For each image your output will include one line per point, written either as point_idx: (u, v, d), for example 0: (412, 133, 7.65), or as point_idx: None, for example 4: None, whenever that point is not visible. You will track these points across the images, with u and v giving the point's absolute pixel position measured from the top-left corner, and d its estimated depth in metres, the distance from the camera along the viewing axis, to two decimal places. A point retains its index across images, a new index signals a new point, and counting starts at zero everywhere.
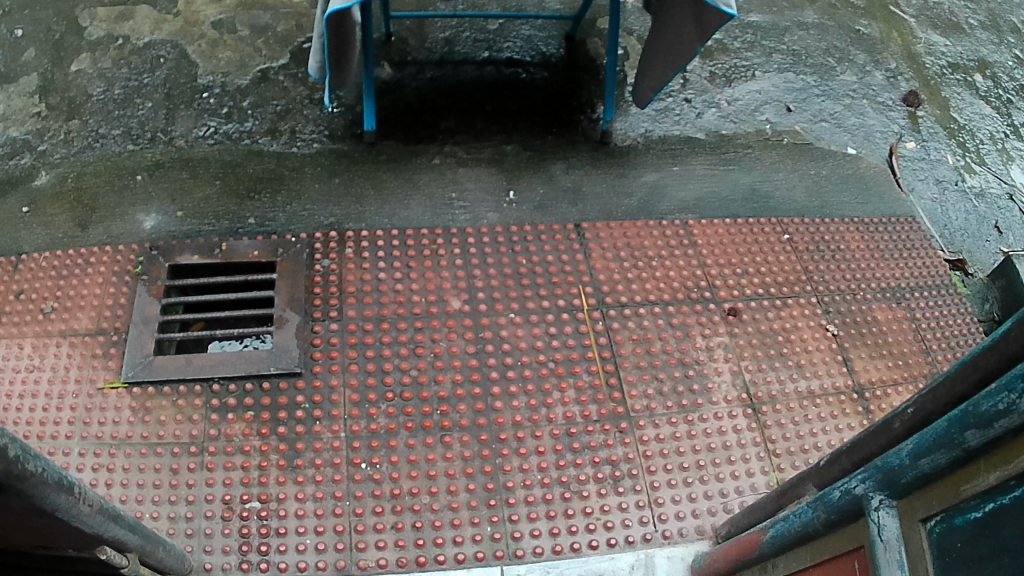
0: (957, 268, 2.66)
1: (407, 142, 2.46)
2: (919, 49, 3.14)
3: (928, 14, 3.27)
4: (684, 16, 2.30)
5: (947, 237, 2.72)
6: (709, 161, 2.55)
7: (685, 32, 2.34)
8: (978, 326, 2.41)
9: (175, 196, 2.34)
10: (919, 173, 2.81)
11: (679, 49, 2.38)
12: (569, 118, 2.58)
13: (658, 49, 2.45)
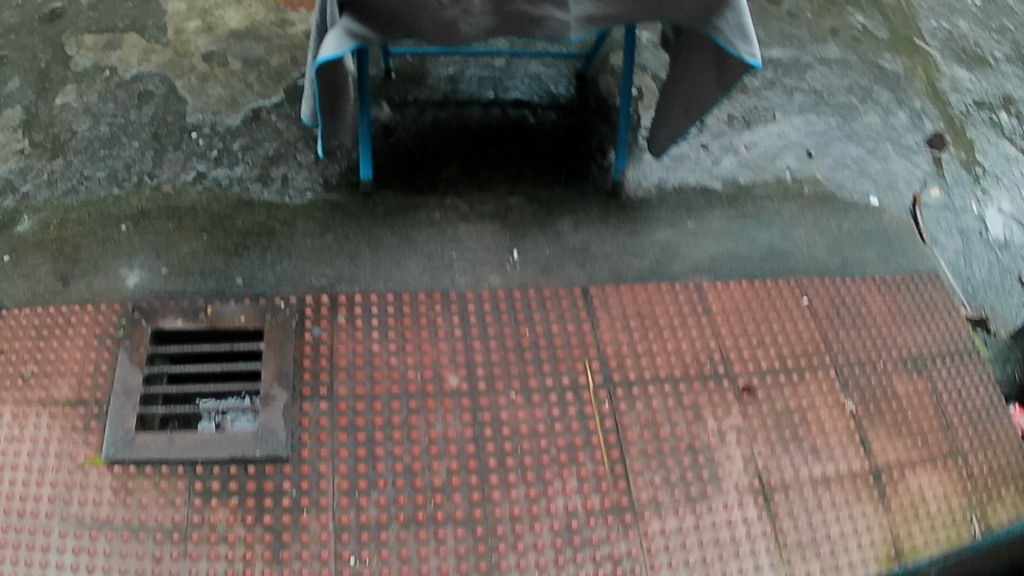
0: (978, 325, 2.54)
1: (407, 192, 2.34)
2: (943, 86, 2.99)
3: (948, 47, 3.09)
4: (704, 63, 2.17)
5: (971, 291, 2.60)
6: (726, 215, 2.44)
7: (705, 80, 2.20)
8: (1000, 394, 2.30)
9: (160, 250, 2.23)
10: (941, 224, 2.69)
11: (699, 98, 2.24)
12: (578, 165, 2.47)
13: (676, 97, 2.31)
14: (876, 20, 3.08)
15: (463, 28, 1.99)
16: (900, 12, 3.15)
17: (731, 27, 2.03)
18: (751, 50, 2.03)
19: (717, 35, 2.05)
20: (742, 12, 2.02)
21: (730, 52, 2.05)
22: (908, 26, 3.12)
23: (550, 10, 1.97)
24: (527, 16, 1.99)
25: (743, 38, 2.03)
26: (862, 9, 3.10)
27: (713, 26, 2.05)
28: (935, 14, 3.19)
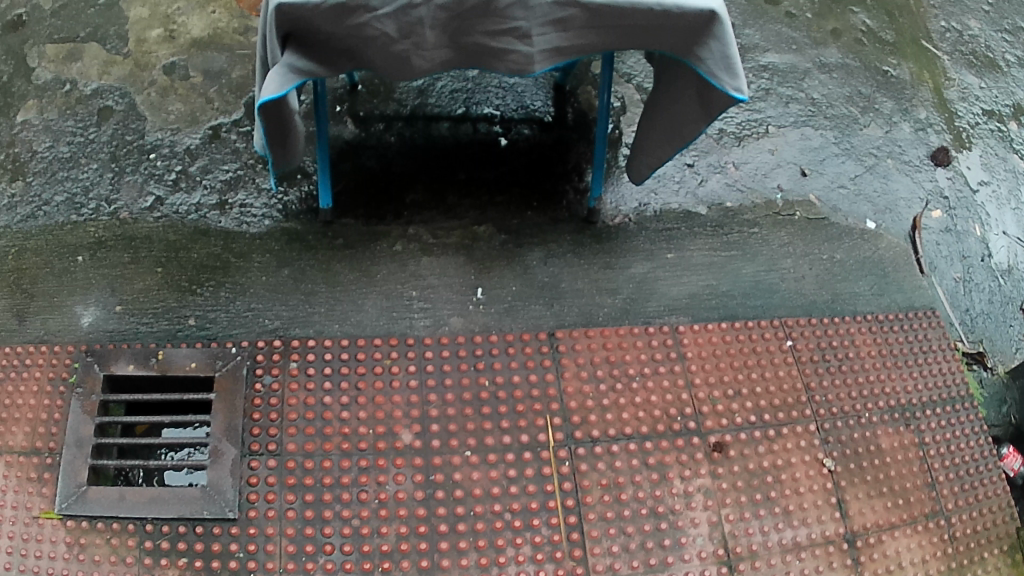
0: (975, 360, 2.48)
1: (368, 220, 2.19)
2: (952, 94, 2.86)
3: (967, 50, 2.97)
4: (685, 92, 1.99)
5: (970, 324, 2.53)
6: (710, 245, 2.27)
7: (686, 110, 2.02)
8: (989, 438, 2.25)
9: (115, 284, 2.15)
10: (943, 250, 2.59)
11: (681, 128, 2.06)
12: (552, 188, 2.29)
13: (656, 123, 2.12)
14: (881, 21, 2.91)
15: (416, 62, 1.85)
16: (907, 11, 2.98)
17: (715, 58, 1.86)
18: (736, 84, 1.87)
19: (700, 66, 1.88)
20: (727, 42, 1.84)
21: (714, 85, 1.89)
22: (915, 27, 2.96)
23: (511, 42, 1.82)
24: (486, 48, 1.85)
25: (728, 71, 1.87)
26: (867, 8, 2.91)
27: (696, 55, 1.88)
28: (945, 13, 3.03)
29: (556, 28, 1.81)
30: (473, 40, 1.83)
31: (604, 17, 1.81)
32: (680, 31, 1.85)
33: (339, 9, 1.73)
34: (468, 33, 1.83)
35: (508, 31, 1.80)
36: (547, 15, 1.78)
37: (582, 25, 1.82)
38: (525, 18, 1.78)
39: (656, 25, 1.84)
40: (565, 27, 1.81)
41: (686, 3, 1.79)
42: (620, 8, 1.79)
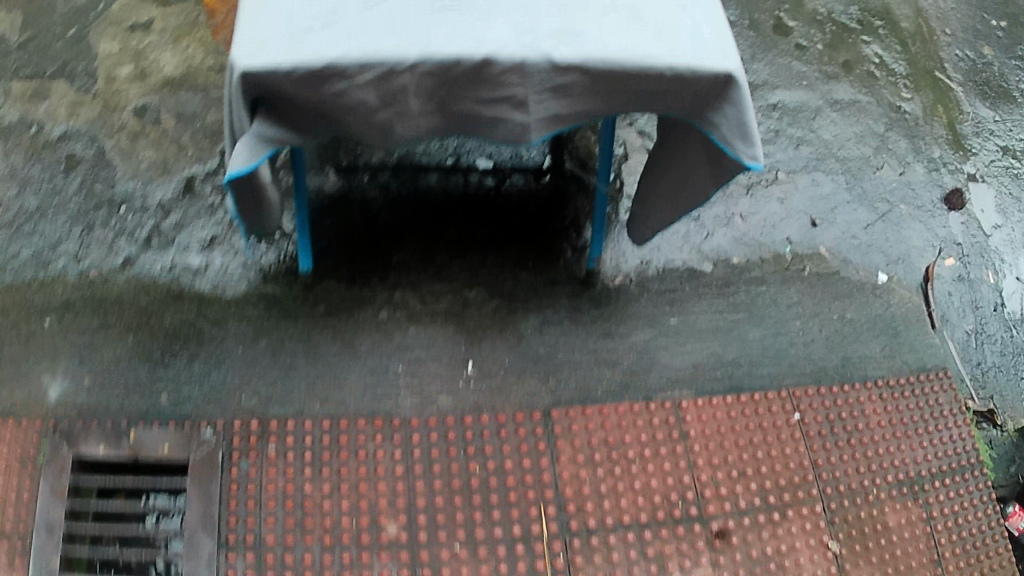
0: (984, 419, 2.40)
1: (352, 284, 2.06)
2: (966, 129, 2.74)
3: (981, 82, 2.85)
4: (695, 156, 1.84)
5: (980, 378, 2.43)
6: (715, 308, 2.15)
7: (695, 174, 1.88)
8: (998, 505, 2.17)
9: (85, 354, 2.04)
10: (955, 301, 2.50)
11: (689, 192, 1.92)
12: (548, 244, 2.15)
13: (661, 185, 1.98)
14: (894, 51, 2.77)
15: (400, 129, 1.69)
16: (921, 39, 2.84)
17: (729, 125, 1.72)
18: (752, 153, 1.72)
19: (713, 132, 1.74)
20: (744, 108, 1.69)
21: (727, 152, 1.75)
22: (929, 56, 2.82)
23: (506, 109, 1.66)
24: (476, 115, 1.69)
25: (744, 138, 1.72)
26: (879, 36, 2.77)
27: (709, 120, 1.74)
28: (959, 40, 2.90)
29: (555, 94, 1.65)
30: (463, 107, 1.67)
31: (608, 82, 1.65)
32: (691, 95, 1.71)
33: (314, 76, 1.57)
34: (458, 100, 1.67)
35: (502, 99, 1.64)
36: (545, 82, 1.61)
37: (583, 90, 1.66)
38: (521, 85, 1.61)
39: (665, 89, 1.69)
40: (565, 93, 1.65)
41: (699, 66, 1.64)
42: (626, 72, 1.62)
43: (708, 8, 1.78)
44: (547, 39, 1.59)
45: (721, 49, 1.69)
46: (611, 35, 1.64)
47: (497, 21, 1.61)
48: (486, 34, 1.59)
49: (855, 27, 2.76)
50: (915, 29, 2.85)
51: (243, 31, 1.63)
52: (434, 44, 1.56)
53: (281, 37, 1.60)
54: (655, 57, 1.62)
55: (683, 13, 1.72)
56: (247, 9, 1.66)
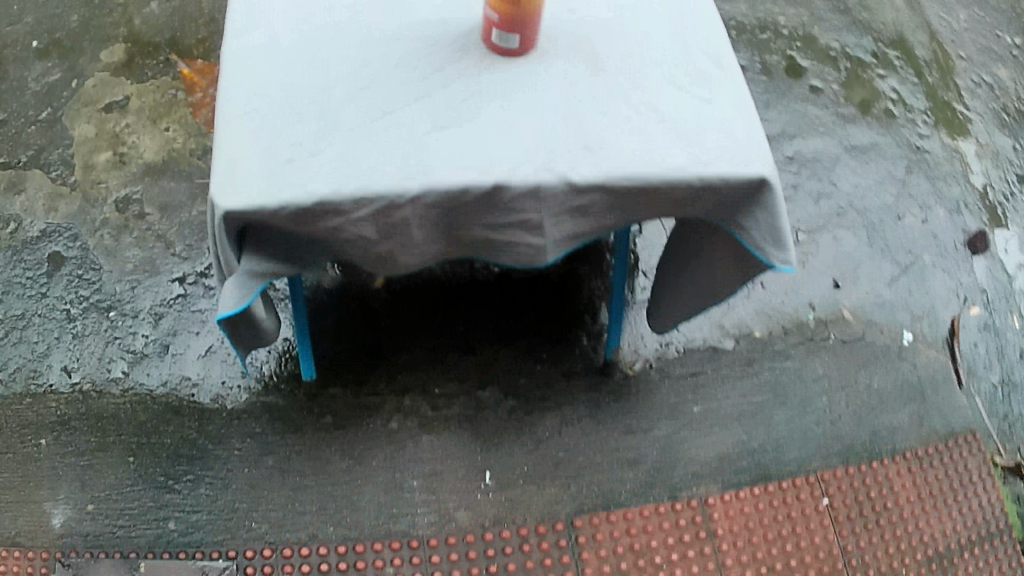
0: (1011, 472, 2.23)
1: (359, 388, 1.96)
2: (985, 162, 2.63)
3: (1000, 107, 2.73)
4: (721, 255, 1.72)
5: (1008, 431, 2.27)
6: (740, 390, 2.07)
7: (721, 272, 1.75)
8: None
9: (85, 477, 1.92)
10: (980, 349, 2.36)
11: (715, 287, 1.79)
12: (562, 333, 2.06)
13: (684, 280, 1.84)
14: (910, 84, 2.66)
15: (404, 258, 1.54)
16: (937, 67, 2.74)
17: (760, 230, 1.60)
18: (785, 257, 1.60)
19: (743, 236, 1.61)
20: (777, 213, 1.57)
21: (758, 256, 1.63)
22: (945, 85, 2.72)
23: (520, 235, 1.52)
24: (489, 240, 1.54)
25: (776, 242, 1.60)
26: (894, 70, 2.67)
27: (738, 224, 1.61)
28: (973, 64, 2.80)
29: (573, 214, 1.52)
30: (473, 235, 1.53)
31: (629, 197, 1.51)
32: (719, 199, 1.57)
33: (306, 213, 1.42)
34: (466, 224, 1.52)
35: (517, 224, 1.50)
36: (563, 204, 1.48)
37: (603, 208, 1.53)
38: (536, 209, 1.47)
39: (693, 195, 1.54)
40: (583, 213, 1.52)
41: (731, 175, 1.50)
42: (651, 185, 1.48)
43: (736, 92, 1.62)
44: (564, 158, 1.45)
45: (752, 147, 1.55)
46: (631, 145, 1.50)
47: (507, 137, 1.47)
48: (494, 156, 1.45)
49: (870, 61, 2.65)
50: (931, 57, 2.76)
51: (221, 158, 1.46)
52: (438, 170, 1.42)
53: (264, 167, 1.44)
54: (681, 168, 1.49)
55: (707, 107, 1.58)
56: (223, 130, 1.49)
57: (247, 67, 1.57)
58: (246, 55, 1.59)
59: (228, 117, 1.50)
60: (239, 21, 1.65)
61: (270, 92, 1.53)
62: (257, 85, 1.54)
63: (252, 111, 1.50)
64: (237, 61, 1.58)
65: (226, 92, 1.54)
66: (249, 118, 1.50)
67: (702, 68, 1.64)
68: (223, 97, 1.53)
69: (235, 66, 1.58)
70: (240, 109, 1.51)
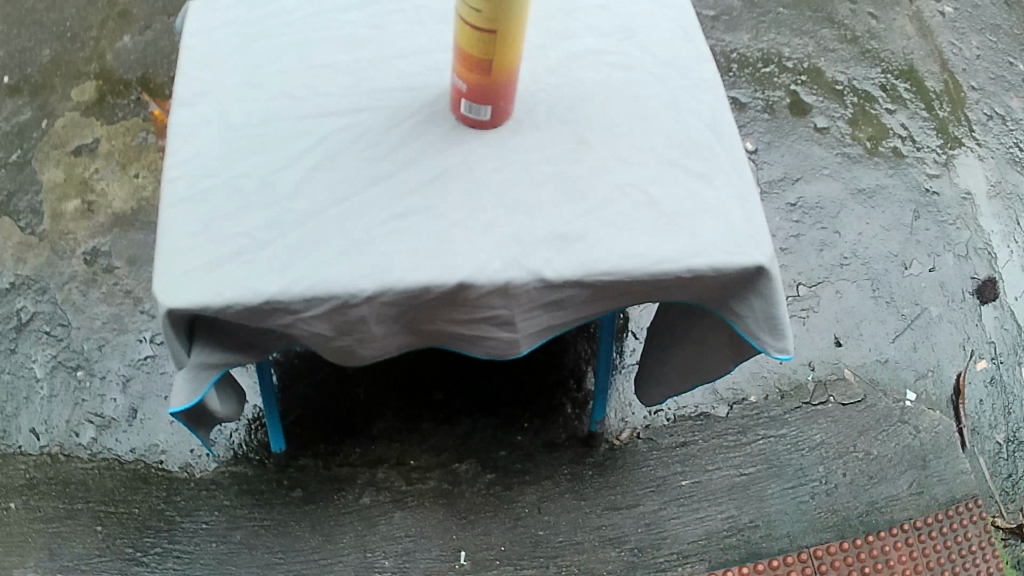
0: (1014, 536, 2.08)
1: (330, 460, 1.89)
2: (998, 202, 2.48)
3: (1014, 143, 2.56)
4: (714, 336, 1.59)
5: (1011, 491, 2.13)
6: (733, 461, 1.97)
7: (714, 352, 1.63)
8: None
9: (54, 547, 1.84)
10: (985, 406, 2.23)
11: (708, 367, 1.68)
12: (545, 400, 1.97)
13: (674, 355, 1.71)
14: (920, 120, 2.52)
15: (362, 351, 1.42)
16: (948, 99, 2.59)
17: (756, 318, 1.46)
18: (781, 345, 1.48)
19: (737, 323, 1.48)
20: (775, 301, 1.44)
21: (751, 342, 1.51)
22: (957, 120, 2.57)
23: (489, 329, 1.37)
24: (456, 333, 1.40)
25: (772, 330, 1.47)
26: (903, 104, 2.52)
27: (731, 310, 1.48)
28: (987, 95, 2.64)
29: (548, 309, 1.36)
30: (437, 326, 1.38)
31: (609, 291, 1.36)
32: (711, 287, 1.43)
33: (253, 312, 1.30)
34: (431, 318, 1.38)
35: (486, 320, 1.35)
36: (536, 299, 1.32)
37: (582, 300, 1.37)
38: (506, 305, 1.32)
39: (682, 285, 1.39)
40: (559, 307, 1.36)
41: (725, 264, 1.36)
42: (634, 280, 1.33)
43: (734, 167, 1.48)
44: (538, 252, 1.30)
45: (748, 231, 1.41)
46: (614, 232, 1.34)
47: (477, 225, 1.32)
48: (460, 247, 1.29)
49: (878, 95, 2.51)
50: (942, 89, 2.61)
51: (163, 249, 1.34)
52: (396, 267, 1.28)
53: (209, 260, 1.32)
54: (669, 258, 1.34)
55: (700, 185, 1.43)
56: (165, 217, 1.37)
57: (194, 142, 1.44)
58: (195, 130, 1.46)
59: (171, 201, 1.38)
60: (191, 91, 1.52)
61: (220, 172, 1.40)
62: (205, 164, 1.41)
63: (198, 195, 1.38)
64: (185, 136, 1.45)
65: (172, 172, 1.41)
66: (195, 203, 1.38)
67: (698, 140, 1.49)
68: (168, 178, 1.41)
69: (183, 142, 1.45)
70: (187, 191, 1.39)
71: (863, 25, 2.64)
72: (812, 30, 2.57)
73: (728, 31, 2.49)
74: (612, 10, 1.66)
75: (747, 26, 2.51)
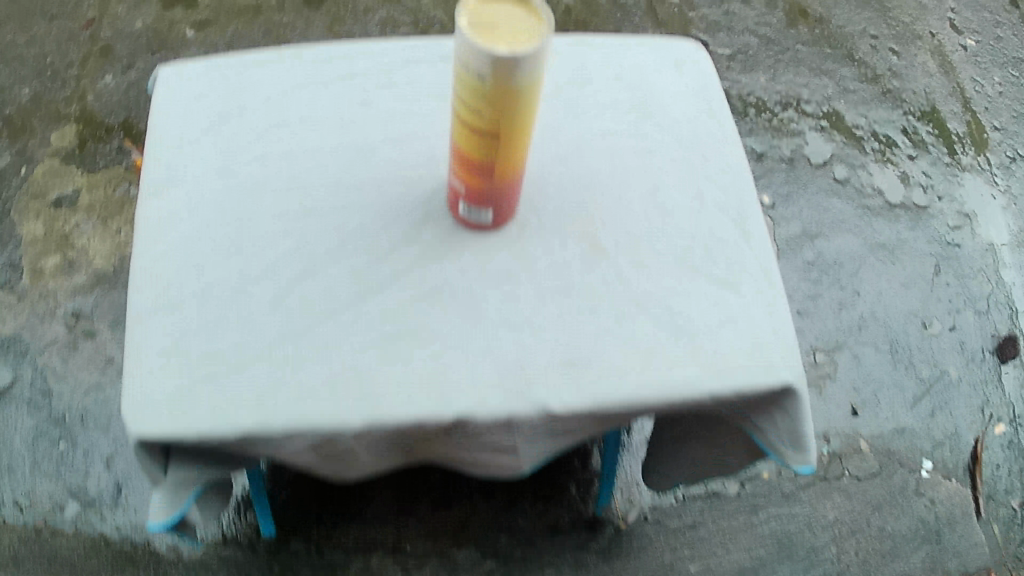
0: None
1: (322, 545, 1.81)
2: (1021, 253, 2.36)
3: None
4: (732, 442, 1.50)
5: None
6: (743, 542, 1.89)
7: (731, 455, 1.54)
8: None
9: None
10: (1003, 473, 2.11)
11: (723, 466, 1.59)
12: (547, 480, 1.89)
13: (687, 452, 1.62)
14: (940, 166, 2.41)
15: (351, 471, 1.32)
16: (971, 143, 2.47)
17: (780, 435, 1.37)
18: (804, 458, 1.36)
19: (759, 436, 1.39)
20: (800, 421, 1.34)
21: (773, 455, 1.41)
22: (979, 165, 2.45)
23: (492, 456, 1.28)
24: (457, 456, 1.31)
25: (796, 445, 1.35)
26: (926, 149, 2.42)
27: (754, 424, 1.39)
28: (1011, 135, 2.51)
29: (554, 435, 1.26)
30: (436, 453, 1.30)
31: (618, 417, 1.25)
32: (735, 406, 1.33)
33: (231, 442, 1.19)
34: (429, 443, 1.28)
35: (488, 449, 1.26)
36: (541, 430, 1.23)
37: (589, 426, 1.27)
38: (510, 437, 1.23)
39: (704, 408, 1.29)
40: (565, 433, 1.26)
41: (751, 388, 1.25)
42: (648, 406, 1.22)
43: (762, 268, 1.36)
44: (545, 381, 1.20)
45: (775, 346, 1.29)
46: (629, 355, 1.24)
47: (479, 350, 1.21)
48: (460, 376, 1.19)
49: (900, 139, 2.42)
50: (964, 130, 2.49)
51: (128, 368, 1.23)
52: (386, 402, 1.17)
53: (181, 384, 1.20)
54: (690, 382, 1.23)
55: (725, 292, 1.32)
56: (132, 330, 1.25)
57: (162, 242, 1.32)
58: (166, 226, 1.34)
59: (137, 312, 1.27)
60: (158, 178, 1.39)
61: (190, 280, 1.28)
62: (175, 269, 1.30)
63: (167, 306, 1.27)
64: (152, 235, 1.33)
65: (140, 276, 1.29)
66: (165, 315, 1.26)
67: (726, 240, 1.37)
68: (137, 284, 1.29)
69: (153, 240, 1.33)
70: (157, 301, 1.27)
71: (884, 62, 2.53)
72: (831, 68, 2.48)
73: (744, 72, 2.43)
74: (628, 82, 1.53)
75: (764, 66, 2.44)
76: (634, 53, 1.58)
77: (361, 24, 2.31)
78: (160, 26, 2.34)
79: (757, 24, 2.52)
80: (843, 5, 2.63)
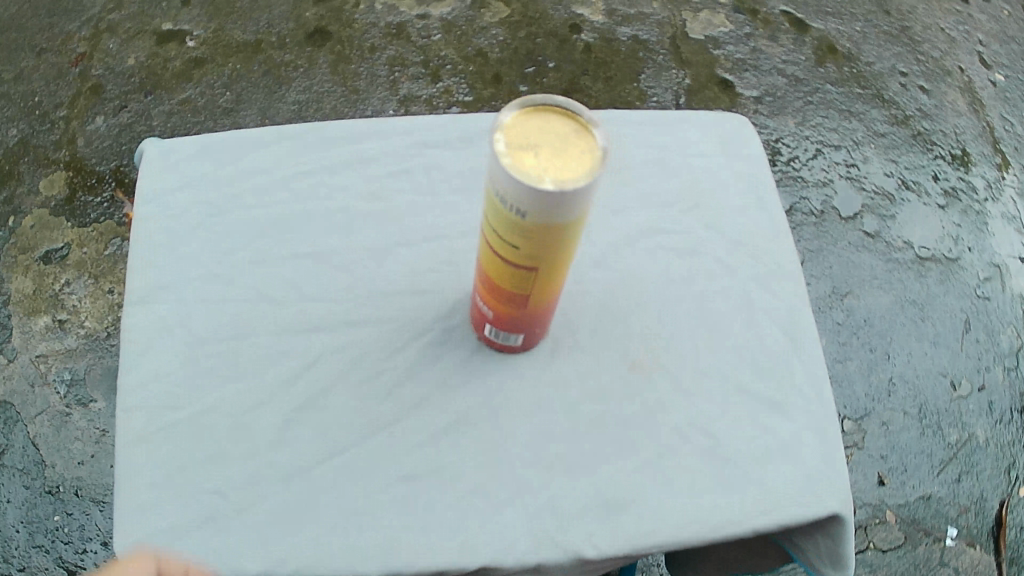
0: None
1: None
2: None
3: None
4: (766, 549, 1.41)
5: None
6: None
7: (762, 560, 1.45)
8: None
9: None
10: None
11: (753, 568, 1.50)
12: None
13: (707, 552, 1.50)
14: (971, 213, 2.30)
15: None
16: (1003, 187, 2.35)
17: (820, 555, 1.26)
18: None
19: (799, 553, 1.30)
20: (841, 545, 1.22)
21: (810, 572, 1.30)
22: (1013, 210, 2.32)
23: None
24: None
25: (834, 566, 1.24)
26: (957, 197, 2.31)
27: (794, 541, 1.30)
28: None
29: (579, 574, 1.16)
30: None
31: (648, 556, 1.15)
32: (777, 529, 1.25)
33: None
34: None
35: None
36: (572, 571, 1.14)
37: (615, 563, 1.17)
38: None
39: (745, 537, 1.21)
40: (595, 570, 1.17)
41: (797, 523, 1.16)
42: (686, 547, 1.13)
43: (810, 383, 1.27)
44: (578, 526, 1.11)
45: (822, 473, 1.20)
46: (668, 491, 1.15)
47: (506, 489, 1.13)
48: (488, 518, 1.11)
49: (930, 187, 2.31)
50: (996, 174, 2.36)
51: (117, 504, 1.11)
52: (401, 550, 1.08)
53: (173, 526, 1.09)
54: (732, 520, 1.14)
55: (772, 413, 1.24)
56: (121, 460, 1.14)
57: (155, 356, 1.21)
58: (155, 339, 1.22)
59: (124, 439, 1.15)
60: (147, 280, 1.27)
61: (186, 402, 1.17)
62: (169, 390, 1.18)
63: (160, 434, 1.15)
64: (141, 348, 1.21)
65: (130, 397, 1.18)
66: (157, 444, 1.14)
67: (774, 354, 1.29)
68: (122, 407, 1.17)
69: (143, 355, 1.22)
70: (148, 427, 1.16)
71: (913, 102, 2.42)
72: (861, 110, 2.38)
73: (773, 116, 2.32)
74: (665, 170, 1.43)
75: (793, 109, 2.34)
76: (673, 132, 1.48)
77: (369, 68, 2.20)
78: (154, 63, 2.20)
79: (785, 62, 2.40)
80: (872, 40, 2.50)
